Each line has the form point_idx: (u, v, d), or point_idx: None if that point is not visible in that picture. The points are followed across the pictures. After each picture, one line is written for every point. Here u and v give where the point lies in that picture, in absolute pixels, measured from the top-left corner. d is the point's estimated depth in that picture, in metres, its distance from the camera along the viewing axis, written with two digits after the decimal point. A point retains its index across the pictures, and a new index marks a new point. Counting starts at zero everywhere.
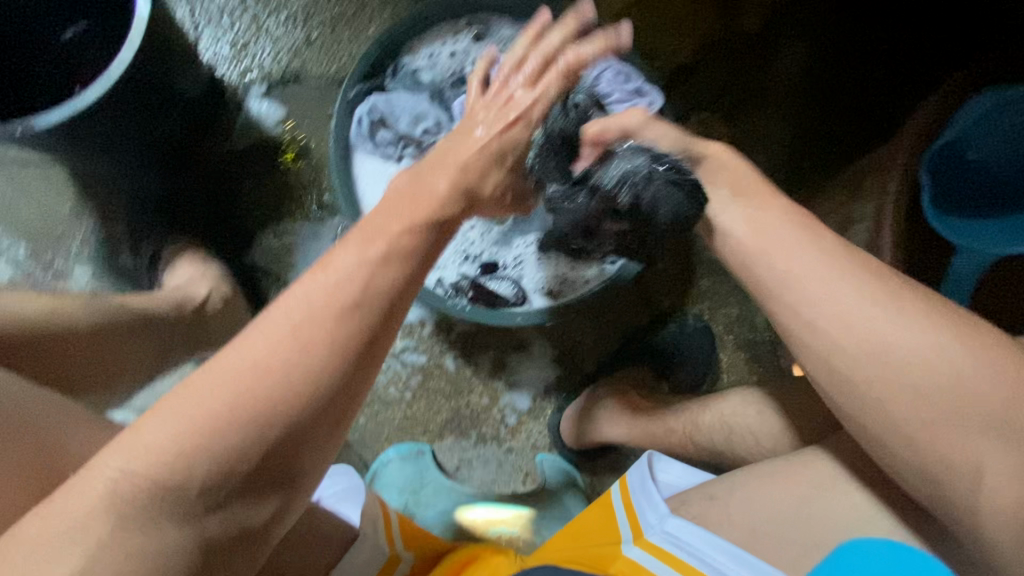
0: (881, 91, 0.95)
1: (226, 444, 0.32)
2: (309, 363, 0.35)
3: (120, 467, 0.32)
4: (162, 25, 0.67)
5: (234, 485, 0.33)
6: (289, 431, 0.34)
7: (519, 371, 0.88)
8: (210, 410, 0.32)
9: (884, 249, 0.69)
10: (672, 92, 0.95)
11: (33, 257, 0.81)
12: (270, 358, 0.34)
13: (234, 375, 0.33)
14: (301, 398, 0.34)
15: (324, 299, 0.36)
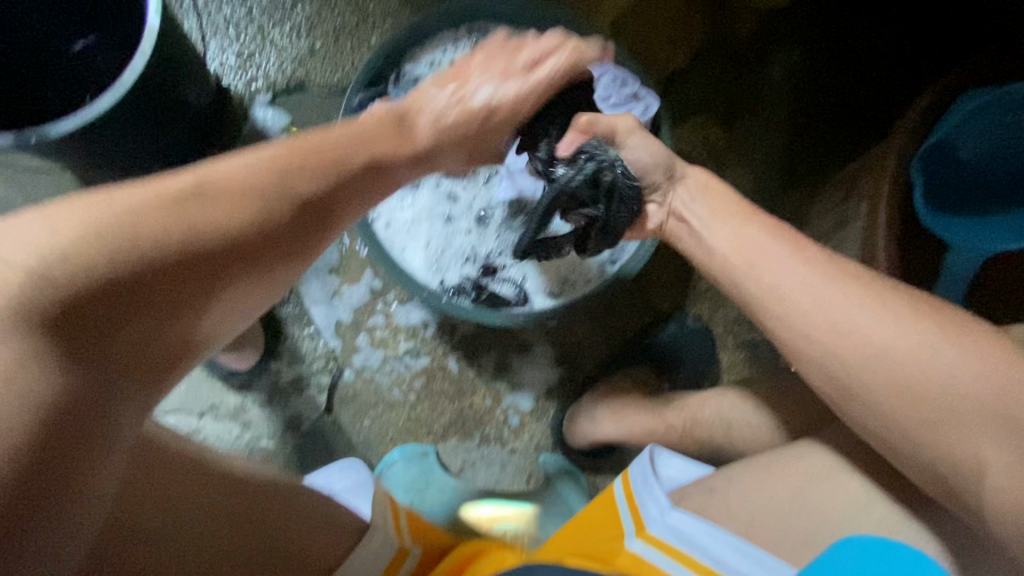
0: (873, 93, 0.96)
1: (132, 270, 0.36)
2: (225, 219, 0.41)
3: (28, 267, 0.33)
4: (172, 32, 0.69)
5: (126, 308, 0.36)
6: (190, 267, 0.39)
7: (521, 373, 0.89)
8: (127, 223, 0.37)
9: (878, 246, 0.71)
10: (668, 97, 0.97)
11: None
12: (190, 203, 0.40)
13: (156, 209, 0.39)
14: (207, 239, 0.40)
15: (239, 179, 0.44)
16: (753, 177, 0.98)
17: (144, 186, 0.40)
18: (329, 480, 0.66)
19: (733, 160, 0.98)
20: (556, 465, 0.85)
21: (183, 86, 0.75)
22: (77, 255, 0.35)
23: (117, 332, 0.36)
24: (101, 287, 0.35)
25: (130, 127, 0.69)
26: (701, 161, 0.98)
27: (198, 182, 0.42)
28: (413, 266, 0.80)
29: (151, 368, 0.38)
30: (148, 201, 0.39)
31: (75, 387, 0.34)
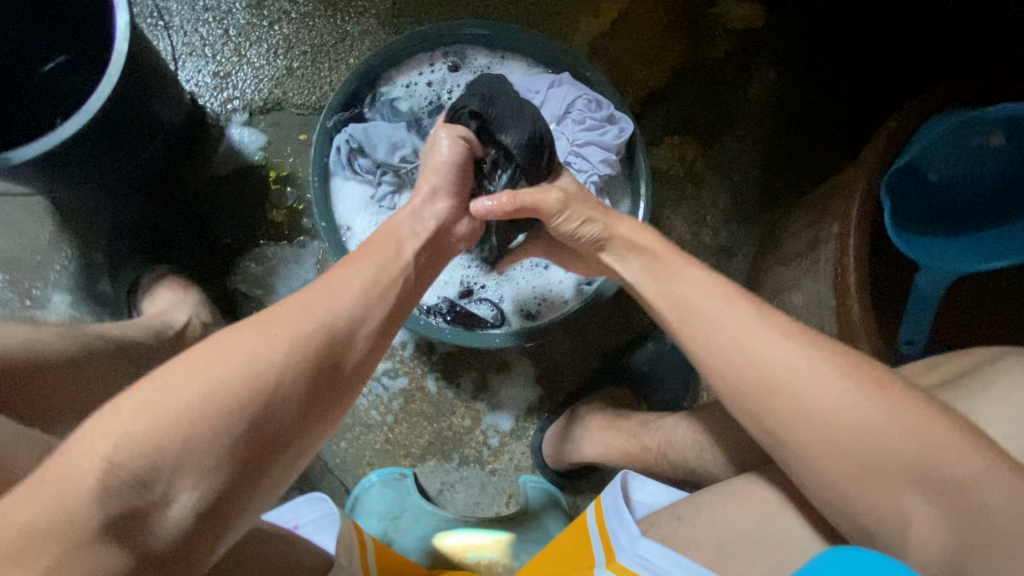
0: (846, 113, 0.98)
1: (214, 416, 0.38)
2: (294, 367, 0.42)
3: (102, 454, 0.35)
4: (142, 56, 0.68)
5: (185, 473, 0.37)
6: (248, 433, 0.39)
7: (500, 393, 0.89)
8: (193, 398, 0.38)
9: (849, 268, 0.71)
10: (645, 116, 0.99)
11: (9, 286, 0.81)
12: (252, 360, 0.41)
13: (220, 371, 0.40)
14: (261, 402, 0.40)
15: (296, 324, 0.44)
16: (729, 196, 0.99)
17: (216, 349, 0.41)
18: (297, 514, 0.63)
19: (710, 180, 0.99)
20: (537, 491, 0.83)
21: (154, 108, 0.74)
22: (147, 440, 0.36)
23: (176, 496, 0.36)
24: (168, 466, 0.36)
25: (97, 149, 0.68)
26: (679, 180, 0.99)
27: (262, 331, 0.43)
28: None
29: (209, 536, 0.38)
30: (215, 363, 0.40)
31: (170, 547, 0.36)
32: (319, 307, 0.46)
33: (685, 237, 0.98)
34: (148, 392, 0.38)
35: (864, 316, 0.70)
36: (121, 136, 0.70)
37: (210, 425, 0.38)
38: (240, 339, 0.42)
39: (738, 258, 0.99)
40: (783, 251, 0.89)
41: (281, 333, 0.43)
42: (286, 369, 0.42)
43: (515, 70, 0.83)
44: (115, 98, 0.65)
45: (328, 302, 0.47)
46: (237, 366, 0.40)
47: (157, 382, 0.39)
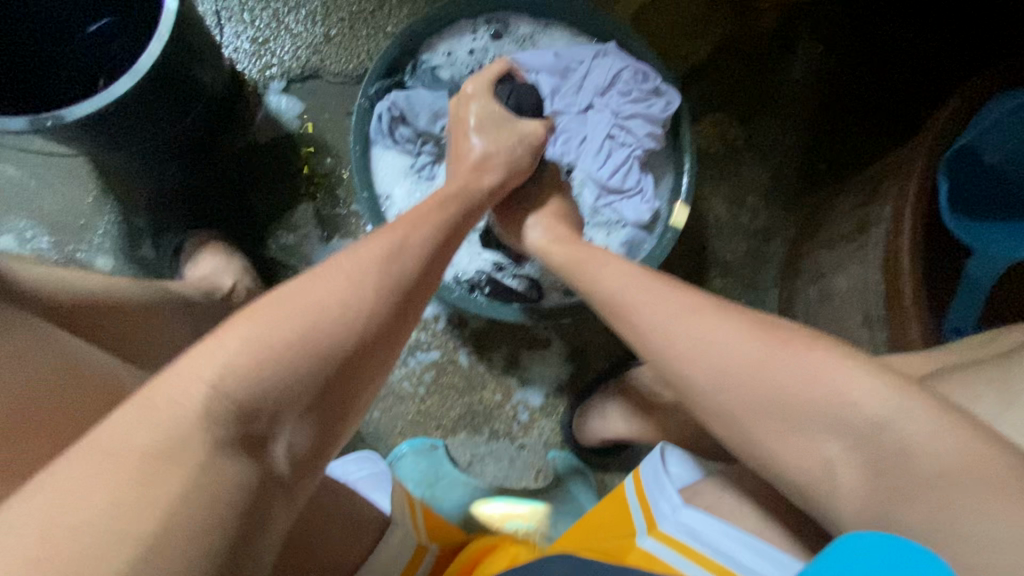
0: (898, 89, 0.94)
1: (307, 360, 0.38)
2: (367, 310, 0.42)
3: (208, 386, 0.34)
4: (189, 17, 0.68)
5: (287, 410, 0.37)
6: (348, 359, 0.40)
7: (531, 369, 0.89)
8: (292, 334, 0.38)
9: (902, 250, 0.69)
10: (687, 91, 0.96)
11: (55, 249, 0.83)
12: (344, 294, 0.42)
13: (307, 314, 0.39)
14: (360, 323, 0.41)
15: (372, 257, 0.45)
16: (771, 176, 0.96)
17: (304, 284, 0.42)
18: (345, 470, 0.66)
19: (752, 159, 0.96)
20: (567, 466, 0.84)
21: (199, 73, 0.74)
22: (252, 371, 0.36)
23: (286, 419, 0.37)
24: (273, 400, 0.36)
25: (145, 112, 0.69)
26: (720, 159, 0.96)
27: (340, 264, 0.44)
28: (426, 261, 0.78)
29: (313, 449, 0.39)
30: (300, 304, 0.40)
31: (260, 483, 0.34)
32: (380, 251, 0.46)
33: (724, 218, 0.96)
34: (241, 326, 0.38)
35: (916, 299, 0.68)
36: (167, 98, 0.70)
37: (299, 360, 0.37)
38: (306, 289, 0.41)
39: (777, 241, 0.96)
40: (827, 233, 0.86)
41: (350, 274, 0.43)
42: (368, 303, 0.42)
43: (558, 39, 0.81)
44: (164, 59, 0.65)
45: (393, 239, 0.48)
46: (316, 309, 0.40)
47: (252, 317, 0.39)
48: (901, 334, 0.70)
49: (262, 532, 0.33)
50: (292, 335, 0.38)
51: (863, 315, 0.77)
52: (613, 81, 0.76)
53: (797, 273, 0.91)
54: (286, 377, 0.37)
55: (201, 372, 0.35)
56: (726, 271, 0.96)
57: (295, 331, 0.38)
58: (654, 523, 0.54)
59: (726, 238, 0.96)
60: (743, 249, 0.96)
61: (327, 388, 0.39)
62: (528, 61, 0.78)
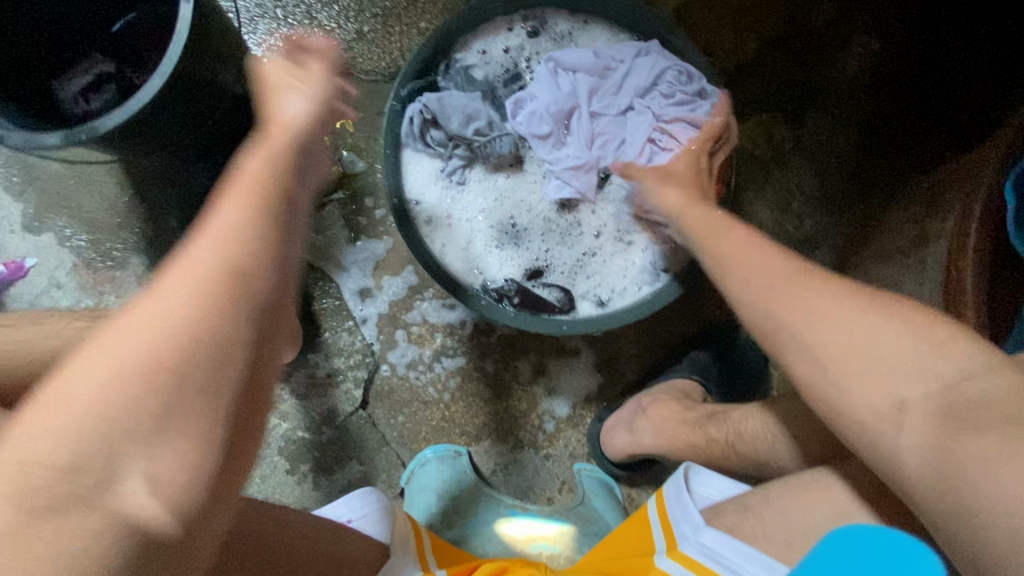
0: (965, 88, 0.87)
1: (112, 408, 0.27)
2: (216, 328, 0.31)
3: (23, 455, 0.26)
4: (209, 15, 0.68)
5: (134, 462, 0.28)
6: (213, 394, 0.30)
7: (559, 377, 0.86)
8: (120, 377, 0.28)
9: (965, 271, 0.64)
10: (731, 91, 0.90)
11: (92, 247, 0.84)
12: (180, 309, 0.30)
13: (134, 343, 0.29)
14: (233, 323, 0.32)
15: (240, 228, 0.35)
16: (820, 182, 0.91)
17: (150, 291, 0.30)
18: (344, 508, 0.60)
19: (799, 163, 0.91)
20: (594, 482, 0.81)
21: (219, 73, 0.73)
22: (80, 442, 0.27)
23: (127, 483, 0.28)
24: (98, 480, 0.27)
25: (168, 113, 0.68)
26: (765, 163, 0.91)
27: (188, 266, 0.32)
28: (456, 267, 0.76)
29: (206, 509, 0.31)
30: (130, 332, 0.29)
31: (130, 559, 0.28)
32: (206, 246, 0.33)
33: (768, 225, 0.91)
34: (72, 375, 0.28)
35: (980, 323, 0.63)
36: (189, 99, 0.70)
37: (106, 406, 0.27)
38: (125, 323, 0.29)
39: (824, 250, 0.91)
40: (880, 246, 0.81)
41: (176, 282, 0.31)
42: (206, 314, 0.31)
43: (599, 38, 0.77)
44: (184, 58, 0.64)
45: (260, 196, 0.38)
46: (148, 333, 0.29)
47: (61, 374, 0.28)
48: None
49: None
50: (111, 372, 0.28)
51: None
52: (655, 82, 0.73)
53: None
54: (91, 425, 0.27)
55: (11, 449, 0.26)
56: None
57: (121, 362, 0.28)
58: (676, 544, 0.52)
59: None
60: None
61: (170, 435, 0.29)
62: (567, 60, 0.74)
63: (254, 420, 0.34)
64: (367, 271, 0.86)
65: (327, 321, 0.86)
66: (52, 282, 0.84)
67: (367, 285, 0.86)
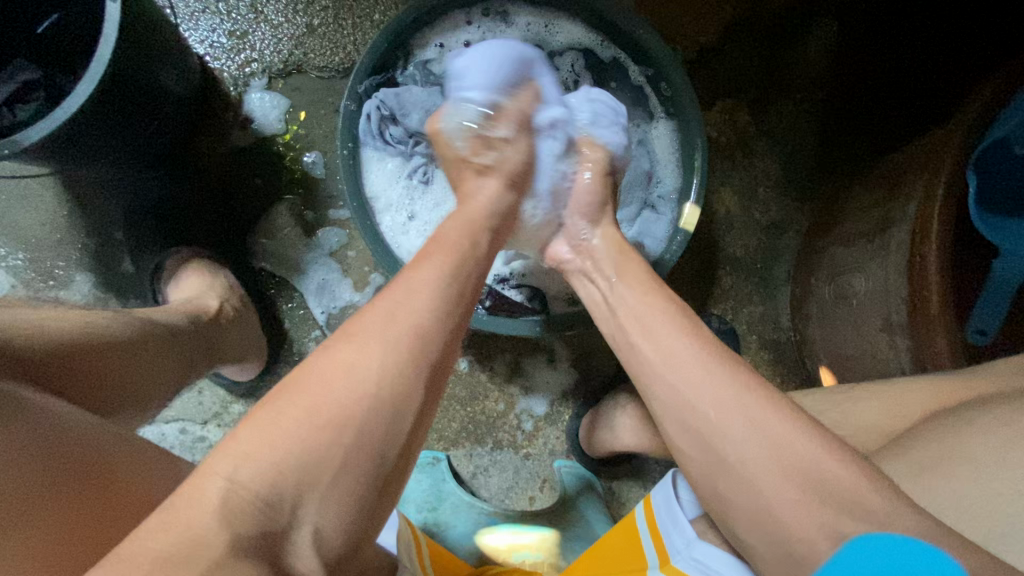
0: (919, 71, 0.88)
1: (314, 448, 0.35)
2: (383, 411, 0.38)
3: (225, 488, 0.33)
4: (140, 12, 0.63)
5: (308, 502, 0.35)
6: (368, 451, 0.37)
7: (534, 376, 0.86)
8: (311, 406, 0.36)
9: (928, 255, 0.65)
10: (695, 78, 0.90)
11: (29, 265, 0.78)
12: (366, 387, 0.38)
13: (325, 401, 0.37)
14: (412, 383, 0.40)
15: (418, 292, 0.44)
16: (785, 167, 0.91)
17: (345, 337, 0.40)
18: None
19: (764, 149, 0.91)
20: (572, 476, 0.81)
21: (158, 77, 0.69)
22: (273, 476, 0.34)
23: (300, 530, 0.34)
24: (302, 478, 0.35)
25: (101, 123, 0.64)
26: (731, 149, 0.91)
27: (374, 346, 0.40)
28: (412, 247, 0.72)
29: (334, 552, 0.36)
30: (324, 391, 0.37)
31: None
32: (393, 316, 0.42)
33: (735, 212, 0.91)
34: (290, 400, 0.37)
35: (942, 308, 0.64)
36: (125, 106, 0.66)
37: (319, 451, 0.35)
38: (305, 386, 0.37)
39: (790, 235, 0.92)
40: (843, 230, 0.81)
41: (357, 356, 0.39)
42: (385, 402, 0.38)
43: (562, 28, 0.75)
44: (116, 62, 0.61)
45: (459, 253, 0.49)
46: (331, 398, 0.37)
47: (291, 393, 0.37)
48: (925, 342, 0.66)
49: (340, 536, 0.36)
50: (305, 433, 0.36)
51: (883, 320, 0.73)
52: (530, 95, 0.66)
53: (811, 271, 0.87)
54: (281, 470, 0.34)
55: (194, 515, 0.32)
56: (736, 268, 0.92)
57: (305, 431, 0.36)
58: (668, 558, 0.50)
59: (736, 233, 0.92)
60: (753, 244, 0.92)
61: (344, 483, 0.36)
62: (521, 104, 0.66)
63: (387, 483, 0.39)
64: (327, 266, 0.82)
65: (294, 333, 0.82)
66: None
67: (324, 282, 0.82)
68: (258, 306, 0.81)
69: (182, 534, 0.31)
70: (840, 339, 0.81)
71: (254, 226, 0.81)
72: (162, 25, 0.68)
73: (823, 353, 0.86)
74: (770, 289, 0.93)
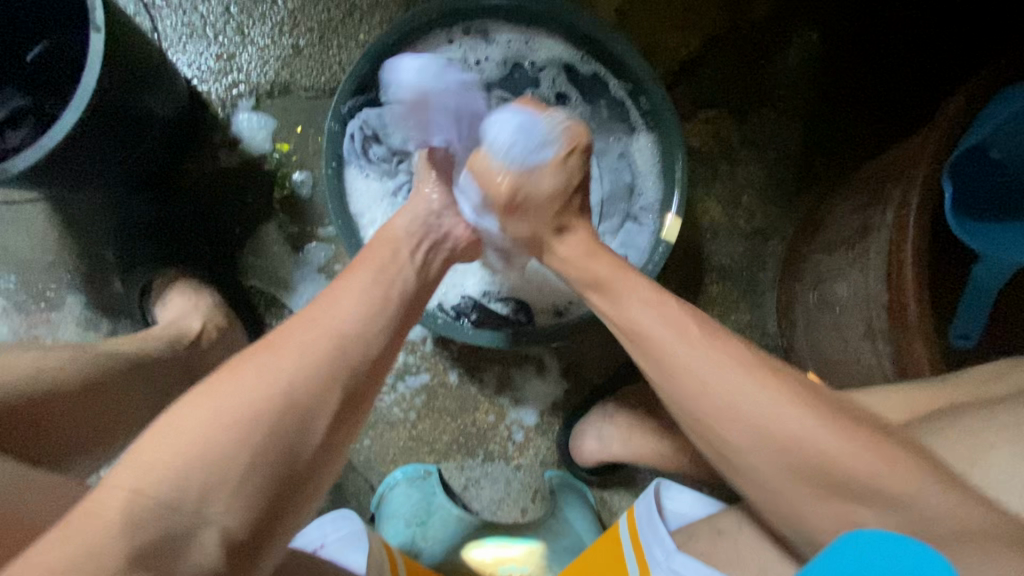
0: (896, 79, 0.90)
1: (219, 449, 0.38)
2: (292, 404, 0.41)
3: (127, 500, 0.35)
4: (123, 39, 0.64)
5: (215, 503, 0.37)
6: (275, 441, 0.40)
7: (524, 388, 0.86)
8: (218, 408, 0.39)
9: (904, 262, 0.66)
10: (677, 90, 0.91)
11: (21, 287, 0.80)
12: (277, 383, 0.42)
13: (231, 400, 0.40)
14: (318, 378, 0.43)
15: (344, 311, 0.48)
16: (767, 175, 0.92)
17: (266, 348, 0.44)
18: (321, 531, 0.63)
19: (746, 157, 0.92)
20: (565, 488, 0.82)
21: (144, 101, 0.70)
22: (179, 480, 0.36)
23: (207, 533, 0.36)
24: (211, 479, 0.37)
25: (88, 149, 0.65)
26: (713, 158, 0.92)
27: (283, 349, 0.44)
28: None
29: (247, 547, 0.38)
30: (227, 393, 0.41)
31: None
32: (309, 326, 0.46)
33: (719, 220, 0.92)
34: (197, 409, 0.40)
35: (920, 314, 0.65)
36: (112, 132, 0.67)
37: (223, 453, 0.38)
38: (211, 390, 0.41)
39: (774, 241, 0.93)
40: (825, 236, 0.82)
41: (265, 360, 0.43)
42: (298, 395, 0.42)
43: (543, 44, 0.76)
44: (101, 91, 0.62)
45: (378, 269, 0.55)
46: (239, 397, 0.40)
47: (192, 403, 0.40)
48: (904, 348, 0.67)
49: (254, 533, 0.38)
50: (209, 433, 0.38)
51: (865, 327, 0.73)
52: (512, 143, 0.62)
53: (795, 277, 0.87)
54: (186, 469, 0.37)
55: (94, 532, 0.34)
56: (722, 275, 0.93)
57: (208, 432, 0.38)
58: (648, 567, 0.51)
59: (721, 241, 0.93)
60: (739, 252, 0.93)
61: (256, 477, 0.39)
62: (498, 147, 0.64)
63: (307, 477, 0.41)
64: (317, 282, 0.83)
65: None
66: None
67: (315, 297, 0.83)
68: (248, 323, 0.82)
69: (80, 550, 0.33)
70: (825, 344, 0.82)
71: (241, 244, 0.82)
72: (148, 52, 0.69)
73: (809, 359, 0.87)
74: (756, 296, 0.93)
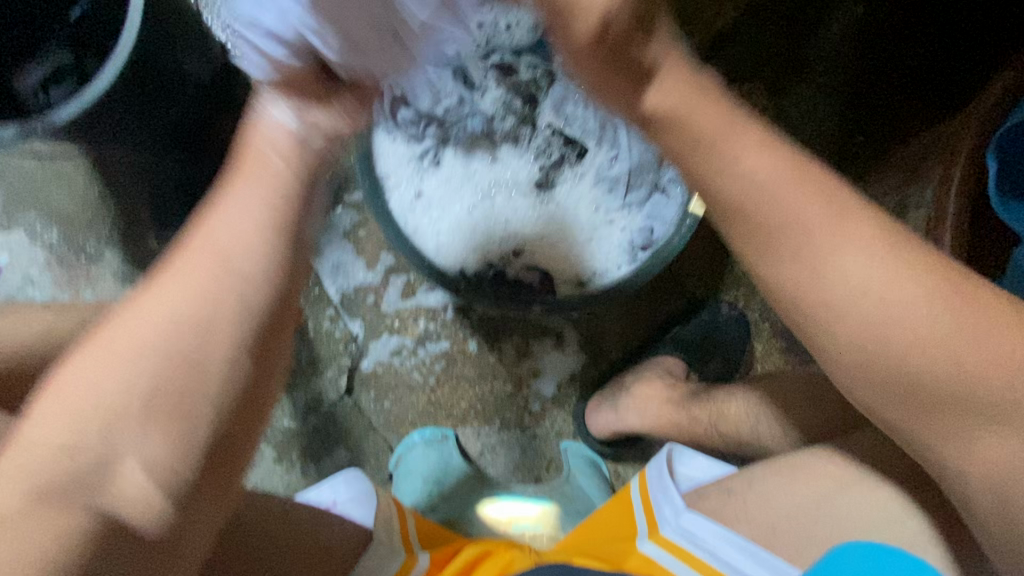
0: (942, 55, 0.86)
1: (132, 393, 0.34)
2: (215, 326, 0.37)
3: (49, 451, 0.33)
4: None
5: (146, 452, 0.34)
6: (193, 382, 0.35)
7: (543, 359, 0.87)
8: (126, 348, 0.35)
9: (942, 242, 0.63)
10: (711, 62, 0.89)
11: (64, 242, 0.83)
12: (195, 315, 0.37)
13: (139, 335, 0.36)
14: (250, 303, 0.38)
15: (260, 226, 0.40)
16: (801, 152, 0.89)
17: (175, 274, 0.38)
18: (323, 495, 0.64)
19: (778, 133, 0.89)
20: (578, 456, 0.82)
21: (179, 61, 0.71)
22: (80, 430, 0.33)
23: (131, 477, 0.34)
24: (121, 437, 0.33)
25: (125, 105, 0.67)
26: None
27: (195, 271, 0.38)
28: (418, 228, 0.74)
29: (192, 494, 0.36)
30: (135, 327, 0.36)
31: None
32: (233, 237, 0.40)
33: None
34: (96, 354, 0.35)
35: None
36: (148, 90, 0.68)
37: (129, 402, 0.34)
38: (119, 330, 0.36)
39: None
40: None
41: (180, 289, 0.37)
42: (222, 323, 0.37)
43: None
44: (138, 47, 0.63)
45: (257, 179, 0.43)
46: (147, 333, 0.36)
47: (93, 348, 0.35)
48: None
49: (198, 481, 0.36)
50: (116, 375, 0.34)
51: None
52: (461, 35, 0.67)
53: None
54: (92, 427, 0.33)
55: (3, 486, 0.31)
56: None
57: (115, 374, 0.34)
58: (655, 525, 0.53)
59: None
60: None
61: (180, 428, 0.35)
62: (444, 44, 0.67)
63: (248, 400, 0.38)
64: (343, 246, 0.85)
65: (307, 309, 0.85)
66: (27, 281, 0.83)
67: (341, 261, 0.85)
68: None
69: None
70: None
71: None
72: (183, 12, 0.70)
73: None
74: None
